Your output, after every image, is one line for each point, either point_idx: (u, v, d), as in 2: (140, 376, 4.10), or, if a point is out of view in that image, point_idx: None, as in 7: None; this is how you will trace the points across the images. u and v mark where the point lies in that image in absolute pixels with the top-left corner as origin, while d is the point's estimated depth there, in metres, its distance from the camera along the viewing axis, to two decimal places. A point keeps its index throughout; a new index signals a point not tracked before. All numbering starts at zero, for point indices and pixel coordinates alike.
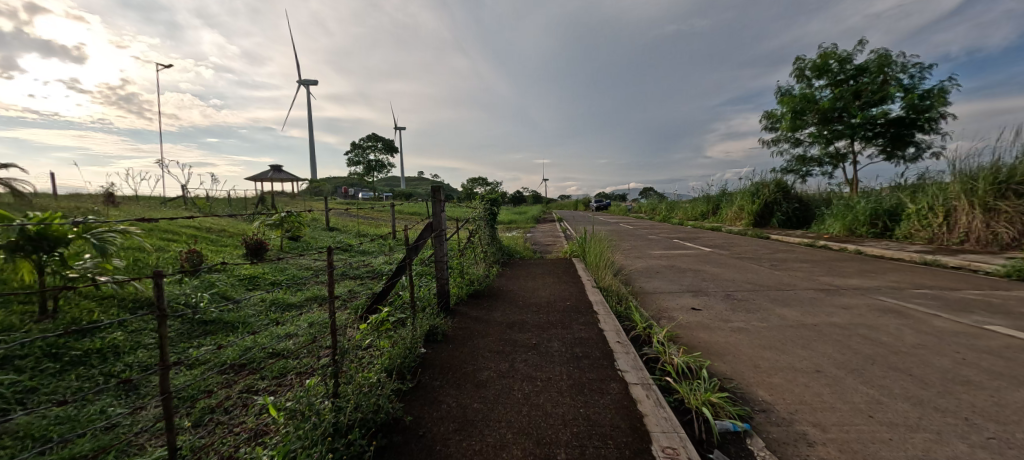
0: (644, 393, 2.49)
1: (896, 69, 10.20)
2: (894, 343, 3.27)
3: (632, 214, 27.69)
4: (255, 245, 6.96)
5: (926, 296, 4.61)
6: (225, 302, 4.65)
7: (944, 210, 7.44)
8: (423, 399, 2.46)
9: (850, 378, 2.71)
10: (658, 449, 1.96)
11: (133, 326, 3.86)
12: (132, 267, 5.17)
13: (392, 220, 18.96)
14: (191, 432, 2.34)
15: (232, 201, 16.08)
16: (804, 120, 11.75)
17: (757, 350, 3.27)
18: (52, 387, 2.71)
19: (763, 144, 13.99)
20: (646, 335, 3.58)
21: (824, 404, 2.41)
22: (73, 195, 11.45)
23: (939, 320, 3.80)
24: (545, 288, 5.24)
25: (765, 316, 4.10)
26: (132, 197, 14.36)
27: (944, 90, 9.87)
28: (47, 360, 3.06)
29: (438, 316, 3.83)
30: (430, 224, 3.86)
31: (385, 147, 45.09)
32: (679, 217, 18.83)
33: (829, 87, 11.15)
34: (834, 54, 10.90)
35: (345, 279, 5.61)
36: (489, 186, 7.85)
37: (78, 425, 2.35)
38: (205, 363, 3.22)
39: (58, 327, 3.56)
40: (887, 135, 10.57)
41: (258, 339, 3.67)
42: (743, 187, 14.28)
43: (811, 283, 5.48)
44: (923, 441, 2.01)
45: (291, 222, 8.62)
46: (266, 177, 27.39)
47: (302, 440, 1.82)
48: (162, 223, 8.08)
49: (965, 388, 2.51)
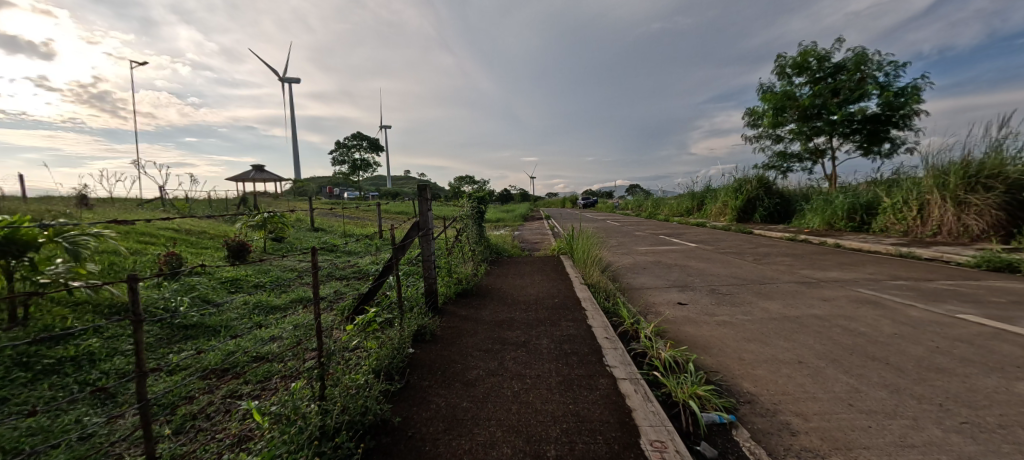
0: (632, 388, 2.51)
1: (872, 67, 10.48)
2: (872, 333, 3.37)
3: (619, 210, 28.09)
4: (237, 247, 6.83)
5: (902, 287, 4.78)
6: (206, 306, 4.57)
7: (918, 204, 7.72)
8: (412, 400, 2.44)
9: (831, 368, 2.79)
10: (647, 443, 1.98)
11: (110, 332, 3.74)
12: (108, 271, 5.03)
13: (378, 220, 18.72)
14: (173, 440, 2.29)
15: (212, 201, 15.75)
16: (784, 117, 12.01)
17: (741, 342, 3.34)
18: (23, 397, 2.62)
19: (745, 140, 14.25)
20: (634, 331, 3.62)
21: (806, 394, 2.47)
22: (43, 197, 11.06)
23: (913, 310, 3.93)
24: (533, 286, 5.25)
25: (750, 309, 4.19)
26: (107, 199, 13.92)
27: (917, 87, 10.21)
28: (18, 370, 2.95)
29: (426, 315, 3.79)
30: (418, 223, 3.77)
31: (372, 147, 44.76)
32: (665, 213, 19.15)
33: (809, 84, 11.44)
34: (813, 52, 11.15)
35: (331, 281, 5.55)
36: (476, 184, 7.84)
37: (51, 436, 2.27)
38: (186, 368, 3.16)
39: (29, 334, 3.43)
40: (864, 131, 10.88)
41: (242, 343, 3.61)
42: (726, 183, 14.55)
43: (793, 276, 5.62)
44: (900, 428, 2.08)
45: (274, 222, 8.48)
46: (248, 178, 26.86)
47: (287, 445, 1.79)
48: (139, 225, 7.87)
49: (939, 374, 2.61)
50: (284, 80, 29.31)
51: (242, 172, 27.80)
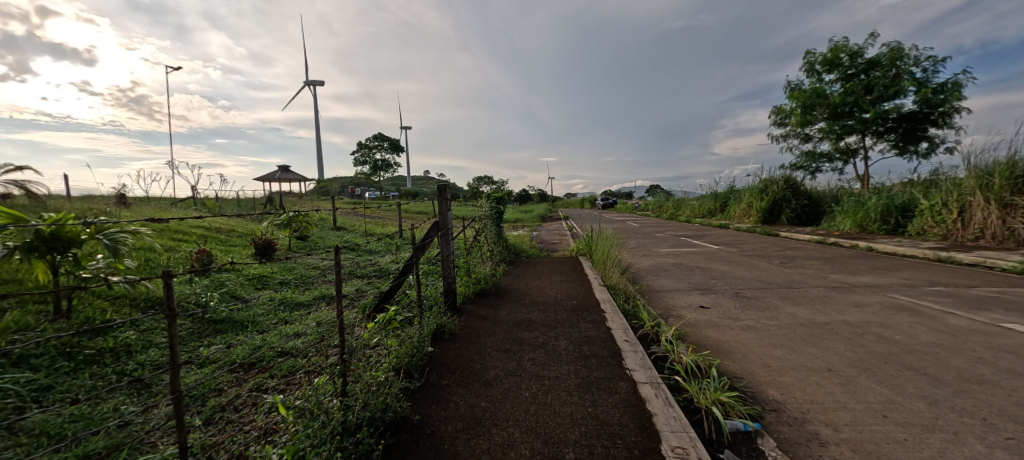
0: (652, 392, 2.47)
1: (909, 62, 10.00)
2: (908, 342, 3.21)
3: (639, 210, 27.65)
4: (264, 245, 7.06)
5: (941, 294, 4.53)
6: (234, 301, 4.74)
7: (958, 205, 7.31)
8: (431, 398, 2.46)
9: (864, 377, 2.67)
10: (668, 449, 1.94)
11: (145, 325, 3.92)
12: (144, 267, 5.29)
13: (398, 219, 19.00)
14: (203, 431, 2.39)
15: (241, 201, 16.32)
16: (814, 115, 11.58)
17: (767, 348, 3.24)
18: (66, 386, 2.77)
19: (772, 139, 13.81)
20: (654, 334, 3.55)
21: (837, 404, 2.37)
22: (87, 197, 11.69)
23: (955, 318, 3.71)
24: (551, 287, 5.22)
25: (775, 314, 4.06)
26: (143, 198, 14.59)
27: (958, 83, 9.68)
28: (62, 359, 3.13)
29: (445, 314, 3.83)
30: (437, 223, 3.81)
31: (392, 147, 45.51)
32: (687, 214, 18.76)
33: (840, 81, 11.00)
34: (845, 47, 10.72)
35: (353, 279, 5.67)
36: (494, 185, 7.85)
37: (91, 423, 2.40)
38: (215, 362, 3.29)
39: (73, 326, 3.63)
40: (899, 130, 10.39)
41: (267, 338, 3.72)
42: (751, 183, 14.13)
43: (822, 280, 5.41)
44: (939, 442, 1.97)
45: (299, 221, 8.73)
46: (274, 177, 27.73)
47: (311, 438, 1.83)
48: (173, 223, 8.24)
49: (983, 387, 2.46)
50: (310, 83, 30.10)
51: (268, 172, 28.73)
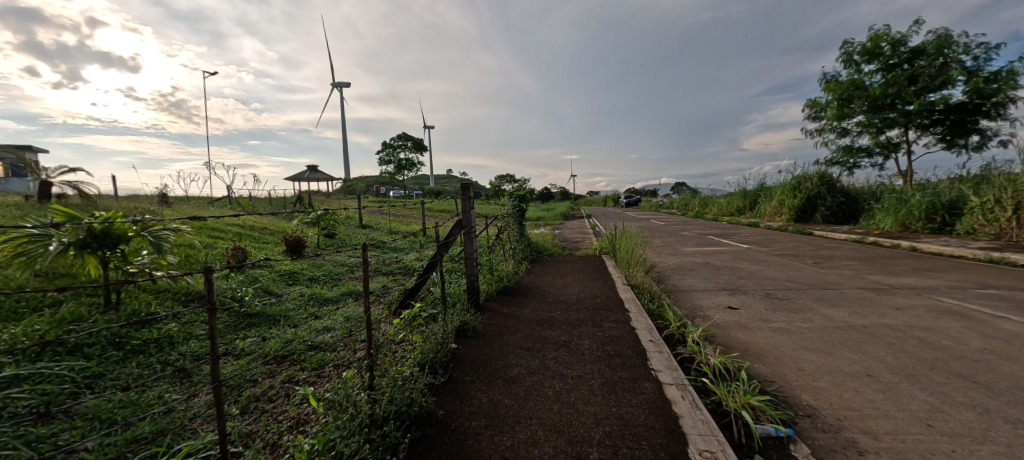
0: (679, 394, 2.42)
1: (958, 50, 9.36)
2: (956, 348, 3.01)
3: (664, 209, 27.05)
4: (294, 242, 7.32)
5: (994, 297, 4.22)
6: (267, 296, 4.94)
7: (1014, 202, 6.80)
8: (455, 394, 2.50)
9: (907, 384, 2.52)
10: (695, 452, 1.90)
11: (186, 318, 4.14)
12: (185, 262, 5.59)
13: (421, 218, 19.30)
14: (240, 419, 2.51)
15: (273, 200, 16.97)
16: (851, 108, 11.01)
17: (801, 351, 3.11)
18: (116, 373, 2.97)
19: (806, 134, 13.21)
20: (680, 335, 3.47)
21: (877, 411, 2.26)
22: (134, 196, 12.44)
23: (1010, 323, 3.45)
24: (574, 285, 5.18)
25: (809, 316, 3.89)
26: (184, 198, 15.39)
27: (1015, 71, 8.99)
28: (111, 349, 3.35)
29: (468, 312, 3.87)
30: (461, 222, 3.85)
31: (415, 147, 46.22)
32: (714, 212, 18.22)
33: (881, 72, 10.41)
34: (887, 36, 10.13)
35: (379, 276, 5.80)
36: (516, 183, 7.85)
37: (139, 409, 2.56)
38: (250, 354, 3.44)
39: (121, 318, 3.87)
40: (947, 122, 9.74)
41: (298, 332, 3.86)
42: (782, 180, 13.58)
43: (860, 282, 5.14)
44: (991, 454, 1.85)
45: (327, 219, 9.00)
46: (303, 177, 28.68)
47: (340, 430, 1.89)
48: (211, 221, 8.66)
49: None
50: (337, 85, 30.99)
51: (298, 172, 29.76)
